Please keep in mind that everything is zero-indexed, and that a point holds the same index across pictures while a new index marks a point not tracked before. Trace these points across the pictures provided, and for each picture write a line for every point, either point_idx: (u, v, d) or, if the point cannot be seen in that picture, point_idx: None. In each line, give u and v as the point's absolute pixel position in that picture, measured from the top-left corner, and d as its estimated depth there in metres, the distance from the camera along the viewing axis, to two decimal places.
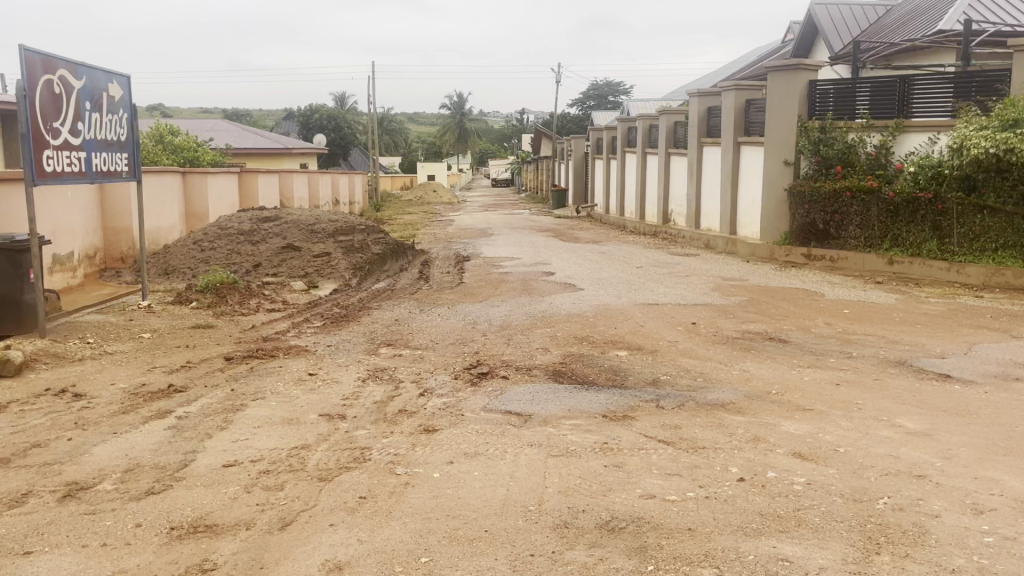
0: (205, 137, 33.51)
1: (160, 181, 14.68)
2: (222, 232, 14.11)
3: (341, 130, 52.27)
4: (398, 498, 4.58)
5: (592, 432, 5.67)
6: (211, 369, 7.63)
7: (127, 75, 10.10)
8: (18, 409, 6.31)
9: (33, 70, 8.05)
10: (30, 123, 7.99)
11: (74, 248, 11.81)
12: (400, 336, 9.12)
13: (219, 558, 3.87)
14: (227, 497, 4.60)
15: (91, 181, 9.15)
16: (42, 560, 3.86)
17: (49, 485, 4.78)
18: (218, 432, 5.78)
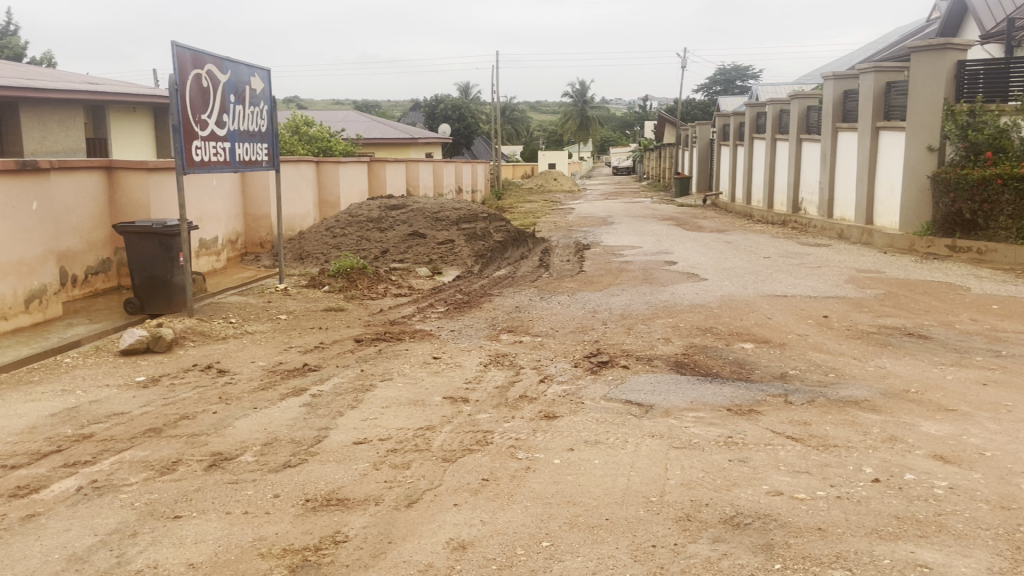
0: (337, 127, 34.72)
1: (296, 171, 15.40)
2: (352, 219, 14.68)
3: (465, 119, 53.02)
4: (520, 482, 4.64)
5: (716, 426, 5.56)
6: (343, 350, 7.96)
7: (267, 69, 10.62)
8: (169, 383, 6.80)
9: (184, 64, 8.58)
10: (181, 116, 8.53)
11: (219, 234, 12.56)
12: (521, 323, 9.22)
13: (350, 531, 4.04)
14: (357, 473, 4.81)
15: (235, 170, 9.68)
16: (190, 525, 4.15)
17: (197, 455, 5.13)
18: (348, 410, 6.03)
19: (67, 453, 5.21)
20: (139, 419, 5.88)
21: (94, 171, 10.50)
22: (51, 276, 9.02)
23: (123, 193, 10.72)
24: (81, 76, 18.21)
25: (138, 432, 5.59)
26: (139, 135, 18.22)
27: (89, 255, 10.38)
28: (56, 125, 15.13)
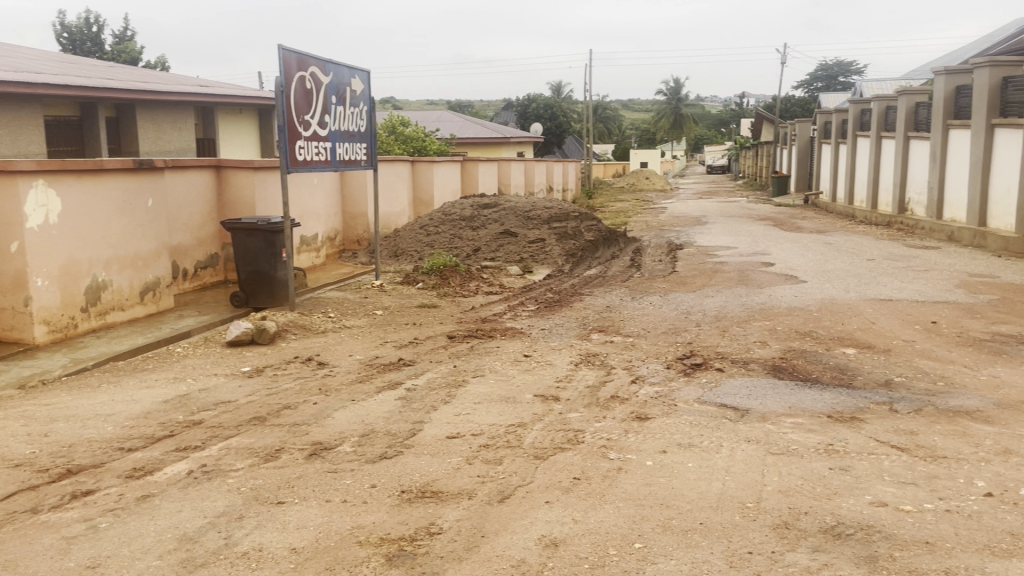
0: (431, 127, 35.30)
1: (392, 170, 15.76)
2: (445, 218, 14.91)
3: (557, 118, 53.01)
4: (612, 482, 4.62)
5: (815, 432, 5.40)
6: (436, 346, 8.10)
7: (367, 71, 10.89)
8: (272, 373, 7.08)
9: (289, 67, 8.91)
10: (286, 116, 8.85)
11: (319, 231, 12.97)
12: (612, 323, 9.16)
13: (444, 523, 4.11)
14: (451, 467, 4.89)
15: (335, 169, 9.97)
16: (293, 510, 4.31)
17: (298, 444, 5.32)
18: (442, 405, 6.13)
19: (179, 438, 5.49)
20: (244, 407, 6.14)
21: (204, 170, 11.00)
22: (164, 269, 9.50)
23: (231, 191, 11.20)
24: (191, 79, 19.07)
25: (244, 420, 5.84)
26: (244, 135, 18.95)
27: (199, 250, 10.89)
28: (169, 126, 15.89)
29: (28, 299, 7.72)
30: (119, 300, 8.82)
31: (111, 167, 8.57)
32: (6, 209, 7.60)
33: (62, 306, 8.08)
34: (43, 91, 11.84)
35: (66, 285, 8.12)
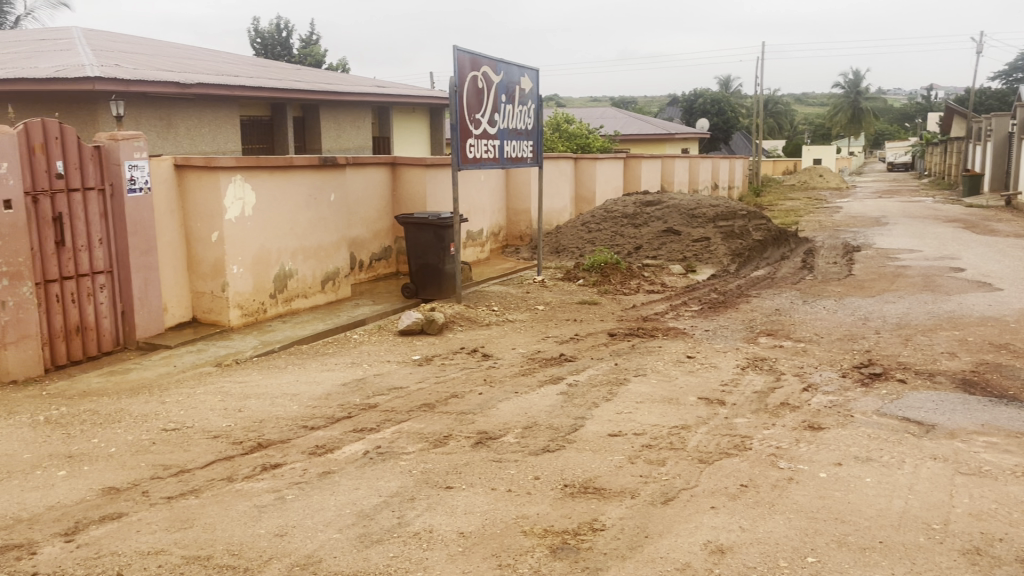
0: (596, 124, 35.30)
1: (556, 167, 15.91)
2: (607, 215, 14.90)
3: (725, 114, 51.47)
4: (782, 492, 4.45)
5: (1012, 454, 4.96)
6: (598, 343, 8.11)
7: (536, 69, 11.04)
8: (440, 363, 7.34)
9: (463, 68, 9.18)
10: (458, 116, 9.14)
11: (484, 227, 13.31)
12: (781, 327, 8.80)
13: (607, 520, 4.12)
14: (613, 465, 4.88)
15: (502, 167, 10.17)
16: (461, 495, 4.46)
17: (465, 432, 5.49)
18: (604, 402, 6.14)
19: (356, 419, 5.82)
20: (415, 393, 6.41)
21: (380, 167, 11.55)
22: (343, 260, 10.08)
23: (404, 187, 11.71)
24: (369, 80, 20.05)
25: (414, 406, 6.10)
26: (415, 132, 19.72)
27: (374, 243, 11.46)
28: (348, 125, 16.80)
29: (225, 285, 8.43)
30: (303, 288, 9.44)
31: (299, 164, 9.18)
32: (209, 202, 8.33)
33: (253, 292, 8.75)
34: (240, 93, 12.82)
35: (257, 273, 8.80)
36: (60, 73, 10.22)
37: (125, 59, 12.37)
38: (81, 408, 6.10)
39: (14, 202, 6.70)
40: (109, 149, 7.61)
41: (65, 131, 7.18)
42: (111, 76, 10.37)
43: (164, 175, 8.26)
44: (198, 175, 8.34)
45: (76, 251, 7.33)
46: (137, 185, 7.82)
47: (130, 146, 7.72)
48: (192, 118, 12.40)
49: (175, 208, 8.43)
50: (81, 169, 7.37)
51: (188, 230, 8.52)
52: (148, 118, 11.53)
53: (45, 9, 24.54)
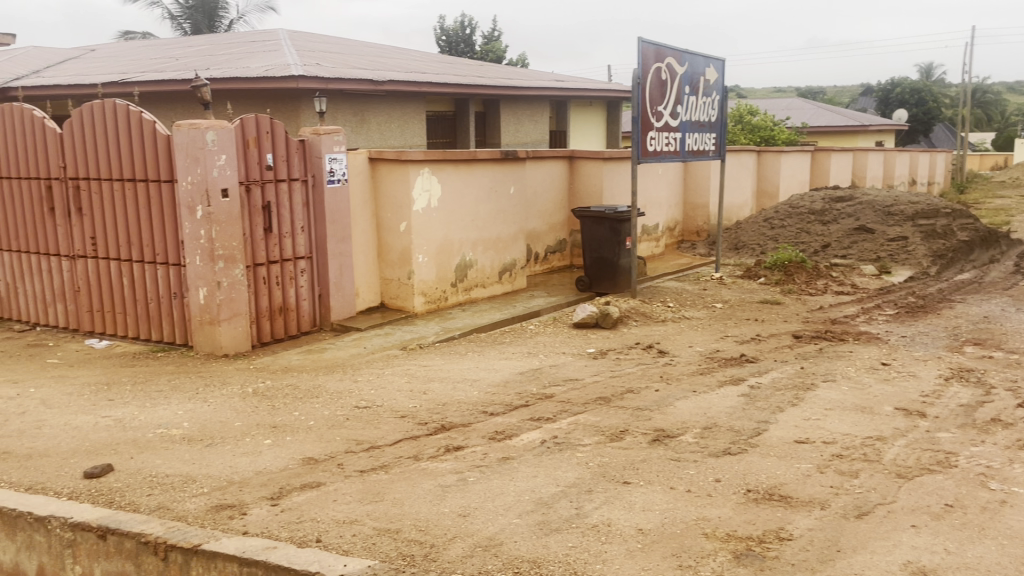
0: (781, 116, 33.75)
1: (738, 160, 15.38)
2: (793, 211, 14.26)
3: (925, 104, 47.64)
4: (994, 516, 4.07)
5: None
6: (781, 345, 7.76)
7: (722, 59, 10.70)
8: (616, 357, 7.30)
9: (646, 59, 9.06)
10: (640, 108, 9.04)
11: (660, 221, 13.11)
12: (991, 336, 8.03)
13: (795, 530, 3.93)
14: (800, 473, 4.66)
15: (683, 160, 9.95)
16: (639, 492, 4.41)
17: (642, 428, 5.43)
18: (789, 407, 5.87)
19: (533, 408, 5.90)
20: (590, 386, 6.41)
21: (559, 160, 11.64)
22: (521, 252, 10.25)
23: (582, 180, 11.73)
24: (548, 74, 20.27)
25: (591, 399, 6.11)
26: (592, 127, 19.73)
27: (550, 236, 11.58)
28: (527, 119, 17.06)
29: (411, 273, 8.81)
30: (482, 278, 9.70)
31: (482, 157, 9.42)
32: (399, 193, 8.73)
33: (436, 280, 9.10)
34: (427, 89, 13.34)
35: (441, 262, 9.13)
36: (269, 73, 11.06)
37: (325, 58, 13.18)
38: (283, 383, 6.60)
39: (230, 191, 7.32)
40: (312, 143, 8.14)
41: (274, 126, 7.76)
42: (313, 74, 11.09)
43: (359, 167, 8.73)
44: (390, 167, 8.76)
45: (281, 237, 7.91)
46: (335, 176, 8.32)
47: (330, 139, 8.22)
48: (382, 114, 13.05)
49: (369, 199, 8.90)
50: (287, 161, 7.94)
51: (379, 220, 8.98)
52: (344, 114, 12.25)
53: (254, 13, 26.63)
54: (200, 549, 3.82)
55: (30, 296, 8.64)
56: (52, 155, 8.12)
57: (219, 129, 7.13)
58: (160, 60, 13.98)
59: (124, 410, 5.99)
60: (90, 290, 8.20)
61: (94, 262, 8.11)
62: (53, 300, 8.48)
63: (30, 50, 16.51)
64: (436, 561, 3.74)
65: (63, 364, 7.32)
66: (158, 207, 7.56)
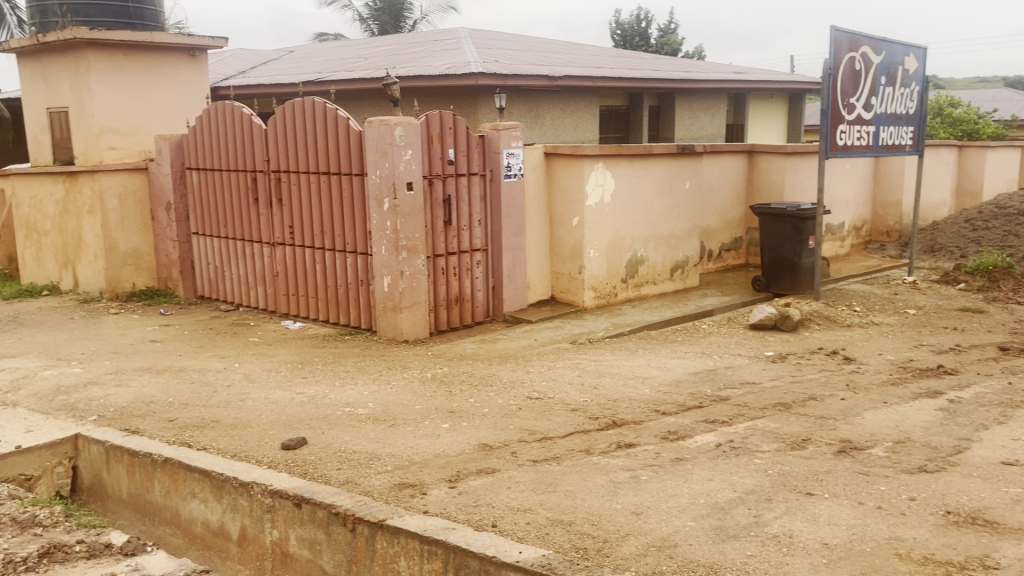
0: (986, 109, 30.97)
1: (936, 155, 14.25)
2: (999, 211, 13.05)
3: None
4: None
5: None
6: (984, 357, 7.12)
7: (923, 47, 9.94)
8: (796, 362, 6.98)
9: (839, 48, 8.58)
10: (830, 100, 8.58)
11: (845, 220, 12.38)
12: None
13: (1002, 559, 3.60)
14: (1008, 497, 4.25)
15: (876, 155, 9.33)
16: (823, 504, 4.20)
17: (826, 438, 5.16)
18: (995, 425, 5.37)
19: (708, 410, 5.76)
20: (769, 391, 6.16)
21: (738, 155, 11.26)
22: (694, 249, 10.02)
23: (761, 176, 11.30)
24: (727, 67, 19.67)
25: (769, 404, 5.87)
26: (772, 120, 18.95)
27: (725, 233, 11.24)
28: (702, 113, 16.65)
29: (582, 268, 8.83)
30: (654, 274, 9.57)
31: (658, 152, 9.28)
32: (573, 187, 8.77)
33: (607, 276, 9.07)
34: (603, 84, 13.32)
35: (612, 257, 9.09)
36: (451, 71, 11.45)
37: (503, 55, 13.45)
38: (459, 370, 6.82)
39: (415, 184, 7.64)
40: (491, 138, 8.34)
41: (457, 122, 8.01)
42: (493, 71, 11.35)
43: (535, 162, 8.84)
44: (566, 162, 8.81)
45: (459, 230, 8.17)
46: (512, 171, 8.47)
47: (509, 135, 8.37)
48: (557, 109, 13.16)
49: (543, 193, 9.00)
50: (468, 156, 8.17)
51: (553, 214, 9.05)
52: (521, 109, 12.47)
53: (437, 13, 27.59)
54: (385, 524, 4.02)
55: (235, 279, 9.42)
56: (257, 149, 8.81)
57: (406, 126, 7.46)
58: (350, 60, 14.82)
59: (315, 388, 6.41)
60: (286, 276, 8.83)
61: (291, 249, 8.73)
62: (254, 283, 9.22)
63: (238, 53, 17.98)
64: (609, 556, 3.73)
65: (262, 343, 7.93)
66: (349, 199, 8.02)
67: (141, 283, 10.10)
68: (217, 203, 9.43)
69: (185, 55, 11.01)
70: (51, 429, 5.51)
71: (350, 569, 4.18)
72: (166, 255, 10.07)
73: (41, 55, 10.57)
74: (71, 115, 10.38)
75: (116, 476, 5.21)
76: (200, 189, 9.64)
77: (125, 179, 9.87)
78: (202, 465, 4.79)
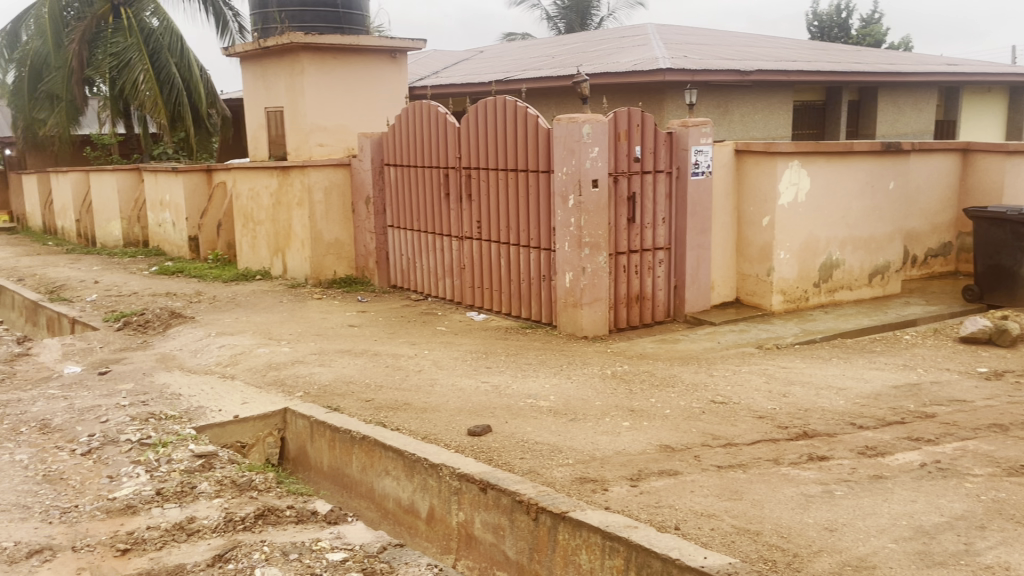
0: None
1: None
2: None
3: None
4: None
5: None
6: None
7: None
8: (1014, 380, 6.36)
9: None
10: None
11: None
12: None
13: None
14: None
15: None
16: None
17: None
18: None
19: (911, 427, 5.37)
20: (981, 411, 5.66)
21: (950, 153, 10.38)
22: (896, 254, 9.37)
23: (977, 177, 10.37)
24: (938, 58, 18.19)
25: (982, 425, 5.39)
26: (989, 115, 17.33)
27: (932, 238, 10.43)
28: (908, 109, 15.50)
29: (771, 270, 8.50)
30: (850, 279, 9.03)
31: (860, 149, 8.74)
32: (765, 186, 8.46)
33: (798, 279, 8.66)
34: (798, 79, 12.73)
35: (804, 260, 8.67)
36: (638, 68, 11.39)
37: (693, 50, 13.16)
38: (641, 369, 6.77)
39: (600, 181, 7.65)
40: (680, 134, 8.18)
41: (645, 118, 7.93)
42: (681, 66, 11.14)
43: (725, 159, 8.59)
44: (757, 160, 8.50)
45: (643, 228, 8.10)
46: (700, 169, 8.26)
47: (698, 132, 8.17)
48: (748, 105, 12.72)
49: (732, 191, 8.74)
50: (655, 153, 8.08)
51: (741, 213, 8.77)
52: (709, 105, 12.17)
53: (625, 9, 27.50)
54: (567, 516, 4.07)
55: (425, 270, 9.87)
56: (450, 146, 9.17)
57: (594, 123, 7.48)
58: (538, 58, 15.07)
59: (499, 377, 6.60)
60: (472, 268, 9.14)
61: (477, 243, 9.02)
62: (442, 274, 9.62)
63: (432, 54, 18.77)
64: (800, 571, 3.58)
65: (449, 332, 8.26)
66: (535, 195, 8.17)
67: (341, 271, 10.82)
68: (410, 197, 9.91)
69: (387, 57, 11.64)
70: (264, 402, 6.02)
71: (531, 557, 4.26)
72: (364, 246, 10.73)
73: (261, 59, 11.54)
74: (285, 113, 11.26)
75: (318, 448, 5.62)
76: (396, 184, 10.17)
77: (331, 174, 10.58)
78: (396, 444, 5.06)
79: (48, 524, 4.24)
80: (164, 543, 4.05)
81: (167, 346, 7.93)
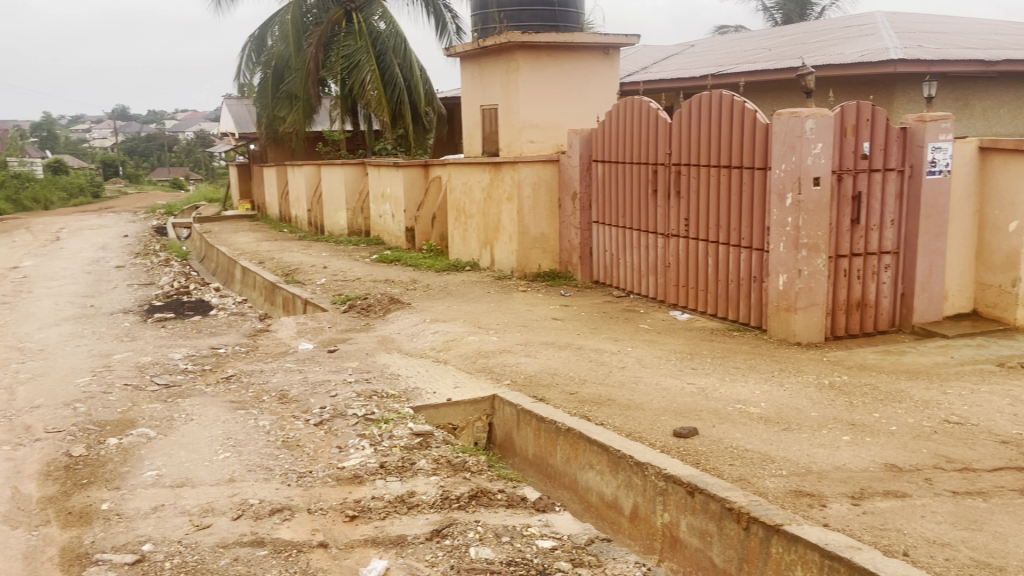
0: None
1: None
2: None
3: None
4: None
5: None
6: None
7: None
8: None
9: None
10: None
11: None
12: None
13: None
14: None
15: None
16: None
17: None
18: None
19: None
20: None
21: None
22: None
23: None
24: None
25: None
26: None
27: None
28: None
29: None
30: None
31: None
32: (1014, 188, 7.64)
33: None
34: None
35: None
36: (865, 59, 10.68)
37: (928, 39, 12.13)
38: (862, 380, 6.35)
39: (822, 179, 7.24)
40: (915, 130, 7.57)
41: (875, 113, 7.41)
42: (915, 57, 10.32)
43: (967, 157, 7.85)
44: (1006, 158, 7.69)
45: (868, 230, 7.58)
46: (937, 167, 7.60)
47: (937, 127, 7.50)
48: (992, 98, 11.53)
49: (973, 193, 7.97)
50: (885, 150, 7.53)
51: (984, 217, 7.98)
52: (947, 98, 11.16)
53: None
54: (782, 529, 3.91)
55: (629, 267, 9.82)
56: (661, 142, 9.06)
57: (819, 118, 7.09)
58: (753, 51, 14.53)
59: (706, 380, 6.44)
60: (678, 267, 8.98)
61: (685, 241, 8.85)
62: (647, 273, 9.53)
63: (641, 50, 18.62)
64: None
65: (652, 330, 8.17)
66: (749, 193, 7.88)
67: (546, 265, 11.04)
68: (617, 194, 9.90)
69: (600, 53, 11.68)
70: (474, 388, 6.27)
71: (740, 567, 4.12)
72: (569, 241, 10.87)
73: (480, 58, 11.98)
74: (500, 110, 11.64)
75: (524, 436, 5.76)
76: (603, 180, 10.20)
77: (541, 170, 10.79)
78: (601, 439, 5.09)
79: (288, 485, 4.67)
80: (387, 514, 4.32)
81: (387, 329, 8.47)
